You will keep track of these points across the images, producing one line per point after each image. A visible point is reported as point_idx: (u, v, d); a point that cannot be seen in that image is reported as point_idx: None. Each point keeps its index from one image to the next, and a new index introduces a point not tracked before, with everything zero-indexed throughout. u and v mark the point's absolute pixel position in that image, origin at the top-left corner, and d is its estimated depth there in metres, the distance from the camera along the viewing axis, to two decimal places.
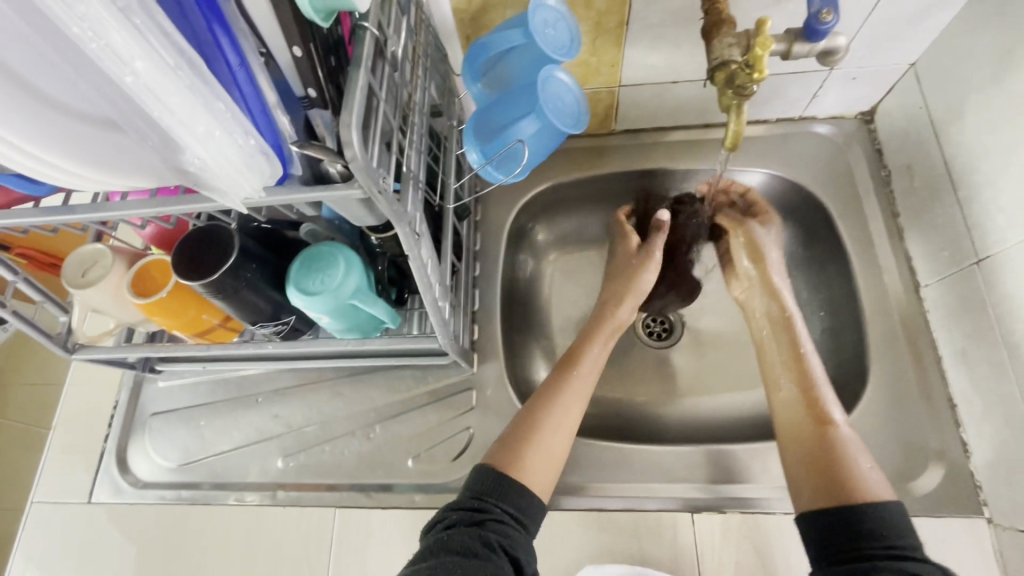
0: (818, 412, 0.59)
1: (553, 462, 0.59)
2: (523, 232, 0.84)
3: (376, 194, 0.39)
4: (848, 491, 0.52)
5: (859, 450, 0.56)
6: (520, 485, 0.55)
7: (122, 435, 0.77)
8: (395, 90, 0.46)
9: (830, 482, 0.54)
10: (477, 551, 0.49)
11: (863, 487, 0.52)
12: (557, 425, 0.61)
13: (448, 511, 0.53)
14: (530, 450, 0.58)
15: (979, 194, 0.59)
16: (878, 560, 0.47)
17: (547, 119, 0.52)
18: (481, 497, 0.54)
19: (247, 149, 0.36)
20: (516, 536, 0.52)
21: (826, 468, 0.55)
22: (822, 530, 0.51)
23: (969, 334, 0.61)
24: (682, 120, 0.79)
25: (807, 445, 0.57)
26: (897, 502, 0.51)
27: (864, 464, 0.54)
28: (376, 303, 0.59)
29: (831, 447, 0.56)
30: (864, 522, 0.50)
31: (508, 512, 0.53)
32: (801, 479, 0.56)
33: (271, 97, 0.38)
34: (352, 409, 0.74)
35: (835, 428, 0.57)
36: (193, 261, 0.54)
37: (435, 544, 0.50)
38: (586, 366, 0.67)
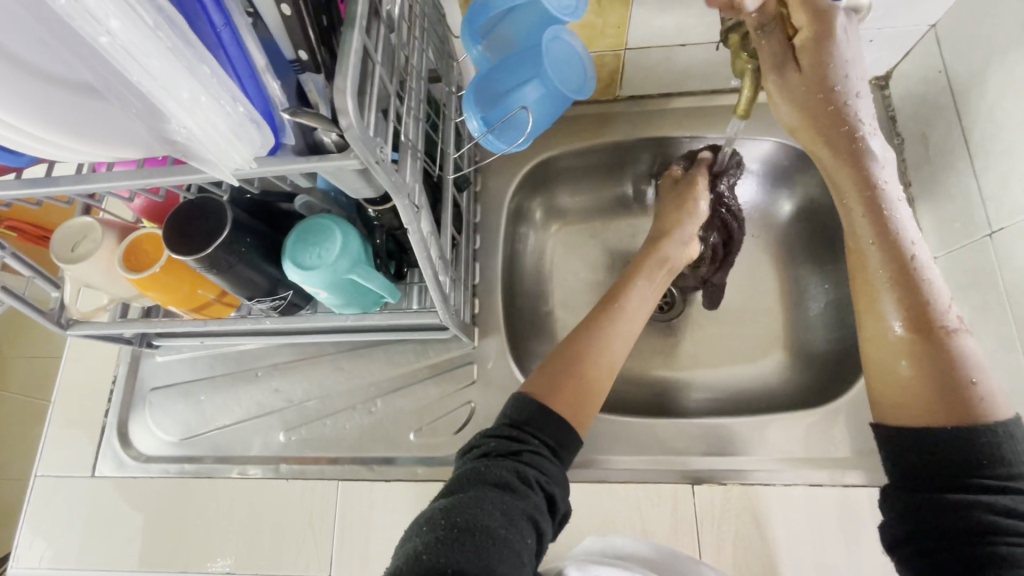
0: (928, 311, 0.46)
1: (592, 396, 0.58)
2: (524, 204, 0.82)
3: (374, 164, 0.37)
4: (962, 410, 0.43)
5: (973, 362, 0.45)
6: (557, 413, 0.55)
7: (122, 409, 0.77)
8: (391, 53, 0.44)
9: (937, 401, 0.44)
10: (513, 484, 0.48)
11: (978, 406, 0.43)
12: (599, 357, 0.60)
13: (483, 439, 0.53)
14: (569, 380, 0.58)
15: (998, 163, 0.57)
16: (977, 493, 0.41)
17: (552, 84, 0.50)
18: (521, 428, 0.54)
19: (236, 117, 0.33)
20: (551, 469, 0.51)
21: (936, 382, 0.44)
22: (917, 457, 0.43)
23: (977, 308, 0.60)
24: (690, 85, 0.76)
25: (909, 351, 0.46)
26: (1015, 420, 0.43)
27: (977, 378, 0.44)
28: (374, 277, 0.58)
29: (946, 360, 0.45)
30: (976, 448, 0.42)
31: (545, 444, 0.53)
32: (897, 400, 0.46)
33: (259, 60, 0.35)
34: (353, 383, 0.73)
35: (948, 338, 0.45)
36: (184, 234, 0.52)
37: (471, 472, 0.50)
38: (633, 303, 0.66)
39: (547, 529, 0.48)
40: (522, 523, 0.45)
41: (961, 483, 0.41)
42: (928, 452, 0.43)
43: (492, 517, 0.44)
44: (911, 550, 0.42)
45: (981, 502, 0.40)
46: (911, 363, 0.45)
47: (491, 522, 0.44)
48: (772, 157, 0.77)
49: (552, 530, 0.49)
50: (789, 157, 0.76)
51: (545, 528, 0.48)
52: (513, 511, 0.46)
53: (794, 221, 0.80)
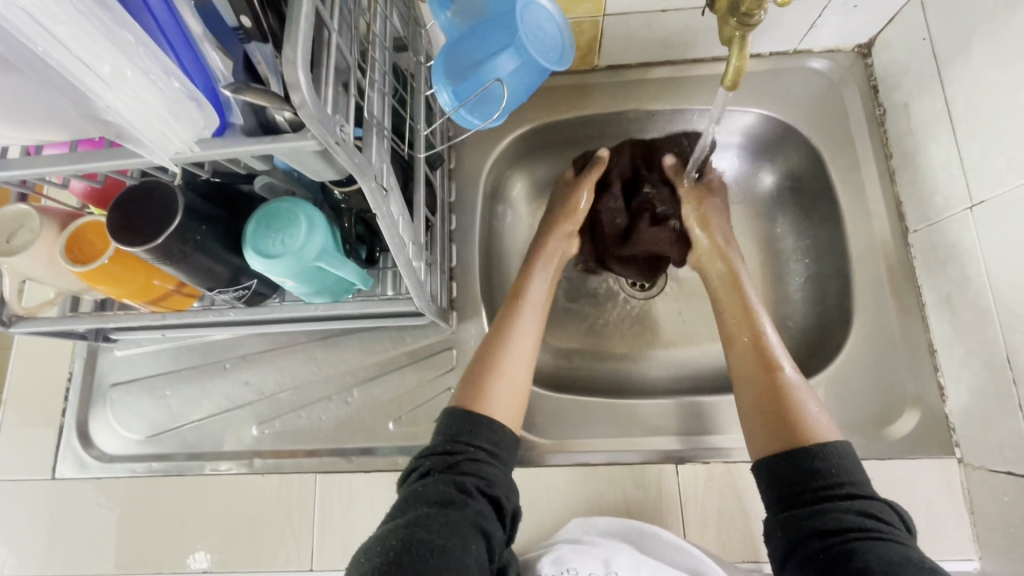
0: (767, 355, 0.59)
1: (518, 390, 0.59)
2: (501, 181, 0.79)
3: (334, 146, 0.33)
4: (794, 429, 0.52)
5: (805, 395, 0.55)
6: (487, 418, 0.55)
7: (81, 407, 0.72)
8: (350, 19, 0.40)
9: (777, 423, 0.54)
10: (455, 498, 0.49)
11: (807, 425, 0.52)
12: (514, 352, 0.60)
13: (418, 460, 0.53)
14: (491, 380, 0.58)
15: (980, 135, 0.56)
16: (834, 501, 0.48)
17: (528, 54, 0.46)
18: (456, 440, 0.54)
19: (170, 94, 0.30)
20: (494, 474, 0.53)
21: (771, 406, 0.55)
22: (774, 474, 0.51)
23: (955, 281, 0.60)
24: (670, 54, 0.73)
25: (754, 385, 0.57)
26: (842, 441, 0.51)
27: (811, 406, 0.54)
28: (344, 265, 0.55)
29: (779, 390, 0.55)
30: (813, 457, 0.50)
31: (482, 448, 0.54)
32: (753, 428, 0.55)
33: (195, 25, 0.31)
34: (328, 372, 0.71)
35: (781, 373, 0.57)
36: (130, 223, 0.48)
37: (413, 494, 0.51)
38: (532, 297, 0.66)
39: (494, 533, 0.49)
40: (466, 535, 0.47)
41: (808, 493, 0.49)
42: (778, 467, 0.51)
43: (433, 537, 0.46)
44: (795, 562, 0.48)
45: (835, 509, 0.47)
46: (765, 395, 0.56)
47: (431, 540, 0.45)
48: (755, 128, 0.75)
49: (502, 531, 0.51)
50: (772, 129, 0.75)
51: (492, 531, 0.49)
52: (455, 525, 0.47)
53: (775, 194, 0.79)
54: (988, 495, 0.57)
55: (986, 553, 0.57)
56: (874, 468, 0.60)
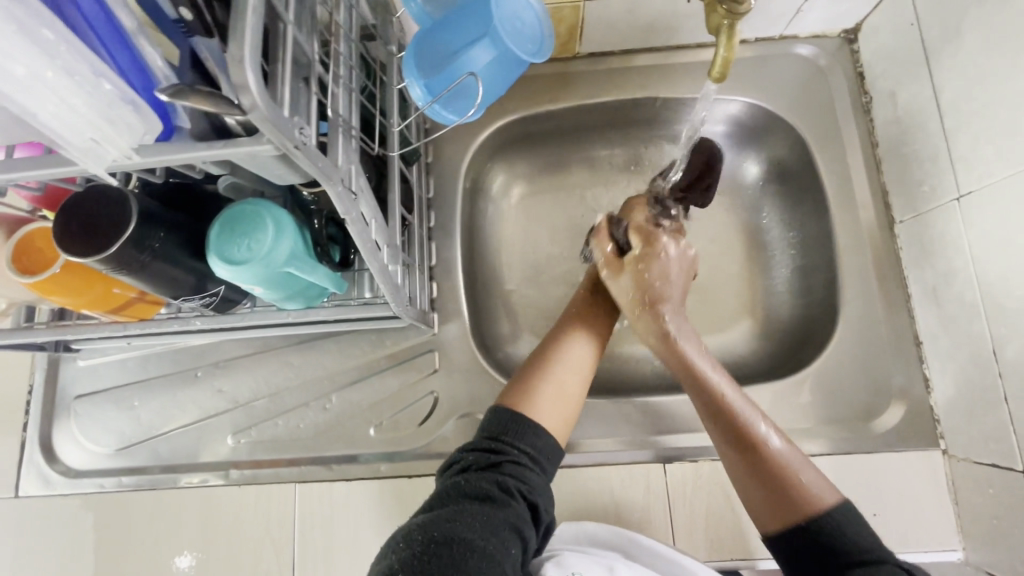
0: (742, 432, 0.50)
1: (569, 401, 0.56)
2: (481, 175, 0.76)
3: (292, 150, 0.31)
4: (793, 506, 0.47)
5: (795, 461, 0.48)
6: (532, 423, 0.52)
7: (43, 421, 0.69)
8: (310, 9, 0.37)
9: (775, 504, 0.47)
10: (494, 495, 0.46)
11: (806, 498, 0.46)
12: (565, 370, 0.57)
13: (463, 453, 0.51)
14: (540, 388, 0.55)
15: (968, 124, 0.55)
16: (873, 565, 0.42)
17: (504, 44, 0.43)
18: (498, 439, 0.51)
19: (101, 98, 0.27)
20: (534, 480, 0.49)
21: (760, 489, 0.48)
22: (783, 546, 0.46)
23: (942, 274, 0.59)
24: (654, 40, 0.71)
25: (734, 461, 0.50)
26: (844, 503, 0.46)
27: (805, 476, 0.47)
28: (315, 269, 0.52)
29: (767, 471, 0.48)
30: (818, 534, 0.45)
31: (525, 453, 0.51)
32: (749, 508, 0.50)
33: (128, 20, 0.28)
34: (305, 378, 0.68)
35: (766, 450, 0.49)
36: (80, 232, 0.44)
37: (450, 487, 0.48)
38: (571, 362, 0.58)
39: (530, 539, 0.46)
40: (506, 535, 0.43)
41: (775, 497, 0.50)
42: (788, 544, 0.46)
43: (473, 531, 0.42)
44: None
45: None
46: (750, 470, 0.49)
47: (469, 536, 0.42)
48: (741, 117, 0.74)
49: (536, 539, 0.47)
50: (758, 118, 0.73)
51: (529, 536, 0.46)
52: (494, 523, 0.44)
53: (761, 184, 0.77)
54: (972, 486, 0.57)
55: (970, 544, 0.57)
56: (861, 462, 0.60)
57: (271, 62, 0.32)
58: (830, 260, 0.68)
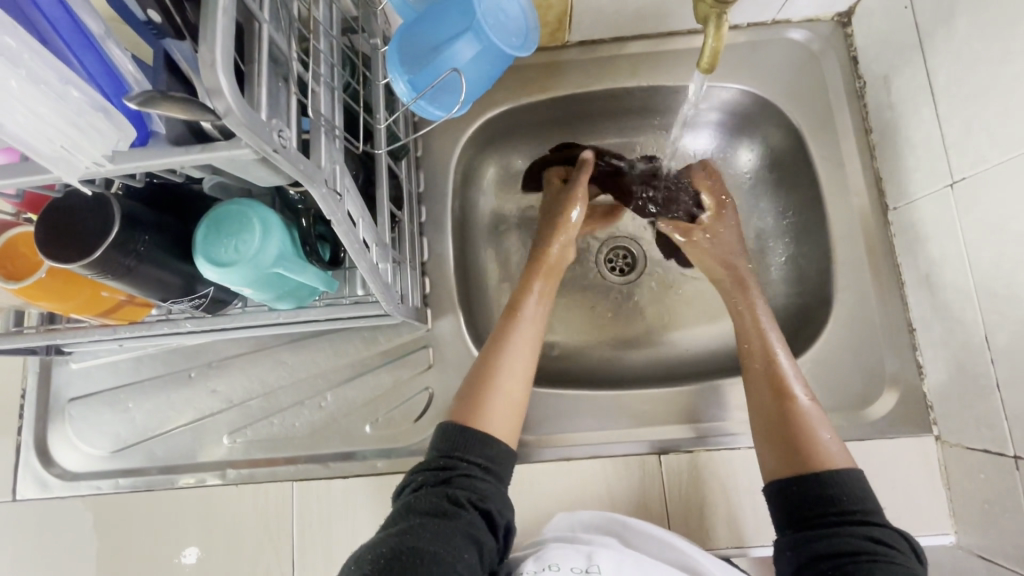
0: (779, 380, 0.58)
1: (513, 406, 0.57)
2: (472, 168, 0.75)
3: (272, 154, 0.30)
4: (808, 461, 0.52)
5: (819, 421, 0.55)
6: (481, 435, 0.54)
7: (37, 424, 0.69)
8: (287, 5, 0.36)
9: (789, 456, 0.53)
10: (445, 509, 0.48)
11: (821, 456, 0.52)
12: (507, 375, 0.58)
13: (415, 473, 0.52)
14: (488, 396, 0.56)
15: (961, 109, 0.54)
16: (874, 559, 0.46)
17: (487, 38, 0.42)
18: (450, 455, 0.52)
19: (70, 105, 0.27)
20: (486, 488, 0.51)
21: (780, 445, 0.54)
22: (784, 498, 0.52)
23: (935, 260, 0.59)
24: (644, 27, 0.69)
25: (767, 412, 0.57)
26: (853, 466, 0.51)
27: (823, 435, 0.54)
28: (305, 270, 0.52)
29: (790, 422, 0.55)
30: (827, 489, 0.50)
31: (476, 464, 0.52)
32: (765, 458, 0.55)
33: (95, 25, 0.28)
34: (299, 377, 0.68)
35: (795, 403, 0.56)
36: (61, 238, 0.44)
37: (404, 507, 0.49)
38: (515, 358, 0.59)
39: (487, 545, 0.48)
40: (457, 543, 0.46)
41: (826, 521, 0.49)
42: (792, 492, 0.51)
43: (424, 543, 0.45)
44: None
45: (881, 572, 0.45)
46: (780, 419, 0.55)
47: (421, 548, 0.44)
48: (733, 104, 0.73)
49: (495, 542, 0.50)
50: (750, 105, 0.72)
51: (485, 542, 0.48)
52: (446, 534, 0.46)
53: (755, 172, 0.77)
54: (965, 472, 0.57)
55: (961, 528, 0.58)
56: (854, 449, 0.61)
57: (247, 61, 0.31)
58: (825, 249, 0.68)
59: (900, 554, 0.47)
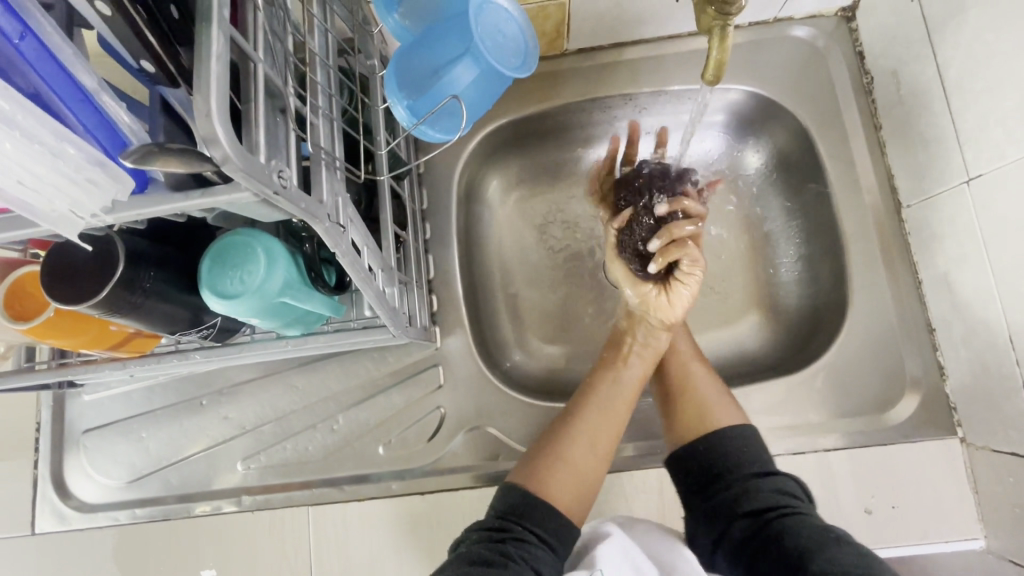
0: (673, 353, 0.65)
1: (581, 478, 0.55)
2: (474, 181, 0.74)
3: (272, 197, 0.29)
4: (693, 422, 0.58)
5: (704, 380, 0.61)
6: (542, 503, 0.52)
7: (52, 457, 0.69)
8: (281, 39, 0.35)
9: (681, 418, 0.59)
10: (491, 560, 0.48)
11: (704, 412, 0.58)
12: (577, 446, 0.57)
13: (469, 532, 0.52)
14: (554, 466, 0.55)
15: (975, 104, 0.53)
16: (782, 519, 0.49)
17: (486, 61, 0.42)
18: (504, 516, 0.52)
19: (65, 162, 0.26)
20: (538, 552, 0.49)
21: (672, 412, 0.60)
22: (686, 467, 0.56)
23: (953, 259, 0.58)
24: (644, 32, 0.68)
25: (662, 384, 0.63)
26: (744, 424, 0.57)
27: (706, 392, 0.59)
28: (311, 297, 0.51)
29: (682, 383, 0.61)
30: (715, 456, 0.55)
31: (532, 532, 0.51)
32: (663, 423, 0.61)
33: (89, 80, 0.27)
34: (311, 400, 0.68)
35: (685, 367, 0.63)
36: (67, 280, 0.44)
37: (453, 559, 0.49)
38: (591, 434, 0.58)
39: None
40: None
41: (729, 484, 0.53)
42: (688, 458, 0.56)
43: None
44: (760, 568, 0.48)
45: (789, 527, 0.48)
46: (672, 387, 0.62)
47: None
48: (738, 105, 0.72)
49: None
50: (755, 105, 0.71)
51: None
52: None
53: (762, 172, 0.75)
54: (993, 475, 0.56)
55: (992, 532, 0.56)
56: (875, 453, 0.60)
57: (244, 101, 0.31)
58: (840, 248, 0.66)
59: (799, 501, 0.51)
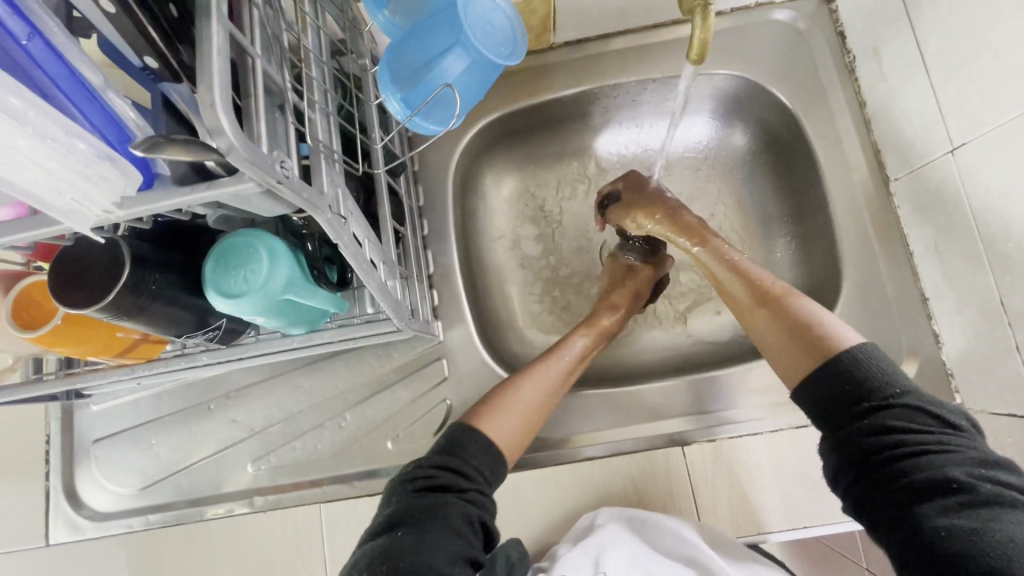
0: (763, 290, 0.57)
1: (517, 424, 0.59)
2: (468, 177, 0.75)
3: (275, 186, 0.30)
4: (818, 352, 0.49)
5: (817, 312, 0.53)
6: (476, 438, 0.55)
7: (64, 468, 0.69)
8: (276, 35, 0.36)
9: (805, 349, 0.51)
10: (452, 518, 0.49)
11: (831, 342, 0.50)
12: (524, 393, 0.60)
13: (422, 473, 0.52)
14: (495, 408, 0.58)
15: (956, 74, 0.54)
16: (916, 459, 0.42)
17: (477, 50, 0.43)
18: (454, 462, 0.53)
19: (75, 157, 0.27)
20: (487, 506, 0.52)
21: (792, 343, 0.52)
22: (812, 399, 0.48)
23: (942, 228, 0.59)
24: (628, 21, 0.69)
25: (759, 322, 0.56)
26: (867, 343, 0.48)
27: (828, 322, 0.51)
28: (314, 294, 0.52)
29: (790, 316, 0.54)
30: (843, 377, 0.47)
31: (480, 477, 0.54)
32: (779, 358, 0.53)
33: (95, 76, 0.28)
34: (318, 399, 0.68)
35: (786, 301, 0.55)
36: (73, 284, 0.44)
37: (406, 508, 0.50)
38: (536, 386, 0.61)
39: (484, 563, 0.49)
40: (446, 544, 0.47)
41: (857, 416, 0.46)
42: (812, 391, 0.49)
43: (425, 548, 0.46)
44: (875, 505, 0.43)
45: (924, 474, 0.42)
46: (768, 324, 0.55)
47: (427, 562, 0.45)
48: (726, 90, 0.73)
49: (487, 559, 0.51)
50: (742, 90, 0.72)
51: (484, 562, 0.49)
52: (449, 544, 0.47)
53: (751, 155, 0.77)
54: (991, 438, 0.57)
55: None
56: None
57: (244, 96, 0.32)
58: (832, 225, 0.67)
59: (938, 435, 0.43)
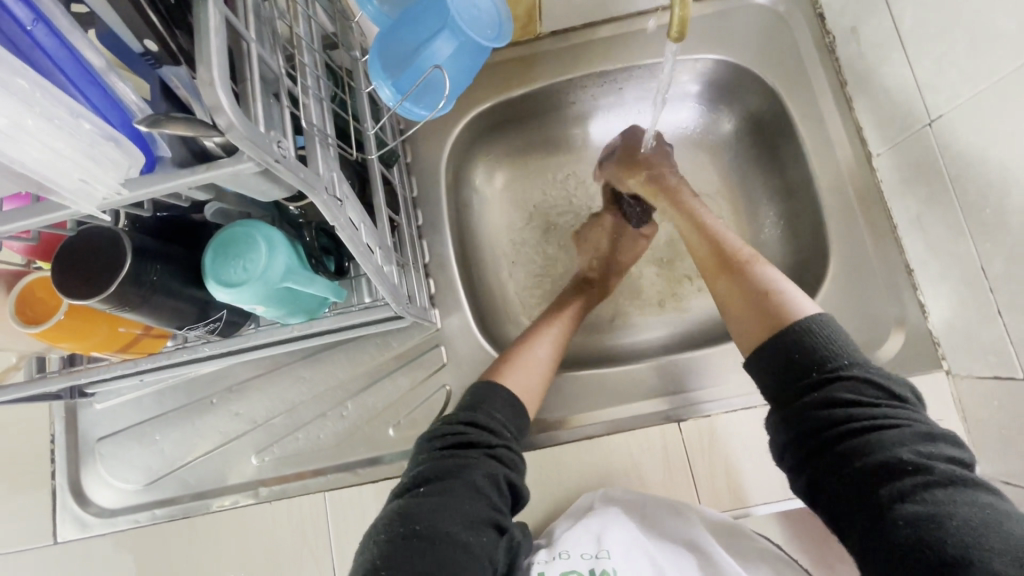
0: (728, 259, 0.60)
1: (535, 375, 0.62)
2: (461, 168, 0.76)
3: (273, 164, 0.31)
4: (776, 316, 0.52)
5: (776, 279, 0.55)
6: (498, 391, 0.58)
7: (69, 467, 0.70)
8: (269, 23, 0.37)
9: (761, 313, 0.53)
10: (479, 482, 0.50)
11: (786, 304, 0.52)
12: (539, 353, 0.63)
13: (452, 429, 0.54)
14: (512, 361, 0.62)
15: (931, 48, 0.55)
16: (869, 434, 0.44)
17: (464, 34, 0.44)
18: (479, 418, 0.55)
19: (81, 136, 0.28)
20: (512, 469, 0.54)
21: (748, 307, 0.55)
22: (773, 363, 0.50)
23: (924, 199, 0.60)
24: (613, 9, 0.71)
25: (723, 287, 0.59)
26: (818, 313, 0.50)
27: (783, 288, 0.54)
28: (312, 281, 0.53)
29: (748, 278, 0.57)
30: (796, 345, 0.49)
31: (509, 432, 0.56)
32: (735, 320, 0.56)
33: (97, 60, 0.30)
34: (319, 390, 0.69)
35: (749, 266, 0.58)
36: (76, 276, 0.45)
37: (433, 465, 0.52)
38: (546, 342, 0.65)
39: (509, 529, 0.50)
40: (470, 503, 0.49)
41: (811, 382, 0.47)
42: (771, 352, 0.50)
43: (449, 508, 0.48)
44: (829, 480, 0.44)
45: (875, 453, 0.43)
46: (729, 290, 0.58)
47: (448, 528, 0.46)
48: (711, 74, 0.74)
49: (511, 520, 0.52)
50: (726, 73, 0.74)
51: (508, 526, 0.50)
52: (473, 512, 0.48)
53: (737, 137, 0.78)
54: (978, 401, 0.58)
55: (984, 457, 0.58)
56: None
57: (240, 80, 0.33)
58: (818, 202, 0.69)
59: (890, 410, 0.45)
